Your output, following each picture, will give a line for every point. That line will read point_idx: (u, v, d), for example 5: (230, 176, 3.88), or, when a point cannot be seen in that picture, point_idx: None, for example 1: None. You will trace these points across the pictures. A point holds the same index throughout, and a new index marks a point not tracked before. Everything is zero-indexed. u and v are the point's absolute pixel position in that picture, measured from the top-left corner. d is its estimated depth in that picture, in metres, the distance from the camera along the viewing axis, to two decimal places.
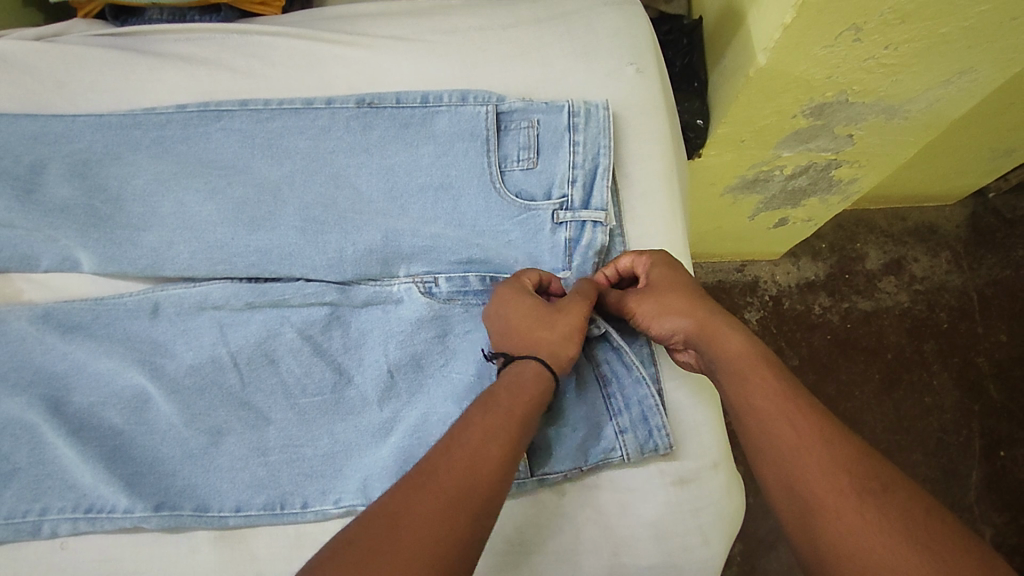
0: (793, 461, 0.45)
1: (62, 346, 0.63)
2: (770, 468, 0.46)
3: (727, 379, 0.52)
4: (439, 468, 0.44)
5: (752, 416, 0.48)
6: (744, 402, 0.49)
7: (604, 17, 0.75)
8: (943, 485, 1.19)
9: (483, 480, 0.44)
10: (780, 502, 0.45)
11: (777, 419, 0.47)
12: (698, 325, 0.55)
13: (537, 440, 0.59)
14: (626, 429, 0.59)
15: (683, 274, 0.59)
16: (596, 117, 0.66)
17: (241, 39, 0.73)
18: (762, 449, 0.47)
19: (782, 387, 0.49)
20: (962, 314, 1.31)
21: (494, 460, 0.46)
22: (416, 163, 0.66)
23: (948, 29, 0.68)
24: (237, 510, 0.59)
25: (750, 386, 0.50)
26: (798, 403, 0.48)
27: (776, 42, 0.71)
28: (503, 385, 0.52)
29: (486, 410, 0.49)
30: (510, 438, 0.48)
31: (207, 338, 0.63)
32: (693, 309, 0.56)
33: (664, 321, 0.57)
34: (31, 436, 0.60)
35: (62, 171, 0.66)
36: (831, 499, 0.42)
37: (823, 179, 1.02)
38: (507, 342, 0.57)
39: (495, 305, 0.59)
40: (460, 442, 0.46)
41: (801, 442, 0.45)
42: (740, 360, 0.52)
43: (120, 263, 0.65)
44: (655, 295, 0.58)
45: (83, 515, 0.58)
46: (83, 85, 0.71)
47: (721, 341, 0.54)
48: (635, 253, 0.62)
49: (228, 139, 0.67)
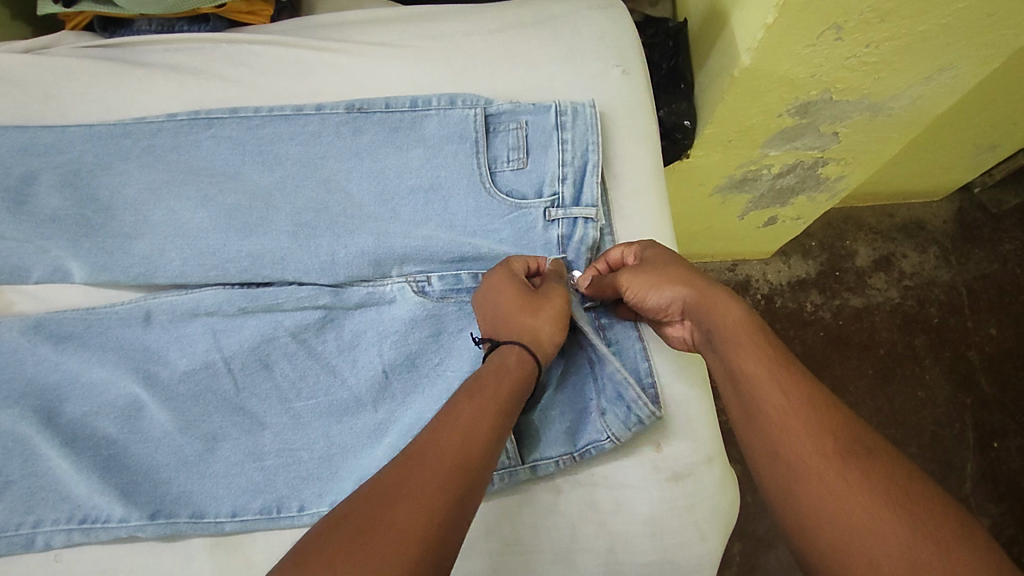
0: (780, 426, 0.45)
1: (54, 357, 0.63)
2: (757, 433, 0.46)
3: (729, 341, 0.51)
4: (430, 449, 0.46)
5: (743, 383, 0.49)
6: (735, 367, 0.50)
7: (589, 20, 0.76)
8: (937, 478, 1.20)
9: (469, 463, 0.46)
10: (766, 466, 0.45)
11: (767, 385, 0.47)
12: (697, 292, 0.55)
13: (524, 429, 0.60)
14: (607, 411, 0.59)
15: (674, 254, 0.60)
16: (583, 115, 0.67)
17: (230, 49, 0.74)
18: (753, 415, 0.47)
19: (774, 356, 0.49)
20: (951, 309, 1.32)
21: (479, 446, 0.47)
22: (405, 166, 0.67)
23: (926, 27, 0.70)
24: (234, 515, 0.59)
25: (748, 351, 0.50)
26: (790, 373, 0.48)
27: (758, 42, 0.73)
28: (487, 370, 0.54)
29: (473, 394, 0.51)
30: (496, 423, 0.50)
31: (200, 344, 0.63)
32: (691, 279, 0.57)
33: (662, 290, 0.57)
34: (23, 447, 0.60)
35: (52, 182, 0.66)
36: (814, 463, 0.42)
37: (810, 177, 1.03)
38: (489, 325, 0.58)
39: (482, 287, 0.60)
40: (450, 424, 0.48)
41: (789, 408, 0.45)
42: (735, 329, 0.52)
43: (111, 271, 0.65)
44: (653, 267, 0.58)
45: (78, 526, 0.58)
46: (74, 97, 0.71)
47: (721, 308, 0.54)
48: (625, 244, 0.63)
49: (219, 147, 0.68)
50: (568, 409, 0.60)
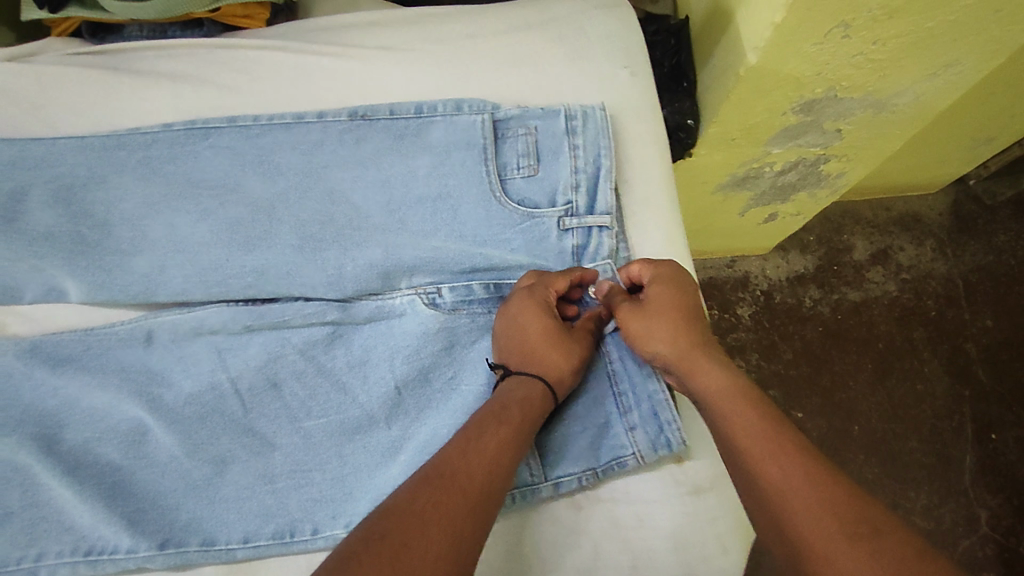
0: (785, 501, 0.44)
1: (52, 382, 0.60)
2: (761, 514, 0.45)
3: (714, 413, 0.52)
4: (460, 470, 0.47)
5: (743, 461, 0.48)
6: (732, 440, 0.49)
7: (596, 21, 0.74)
8: (938, 471, 1.20)
9: (495, 487, 0.47)
10: (775, 543, 0.43)
11: (766, 458, 0.46)
12: (683, 358, 0.56)
13: (544, 442, 0.59)
14: (636, 426, 0.58)
15: (679, 299, 0.59)
16: (594, 118, 0.65)
17: (226, 55, 0.71)
18: (755, 490, 0.46)
19: (771, 427, 0.48)
20: (949, 301, 1.32)
21: (503, 471, 0.48)
22: (412, 174, 0.65)
23: (934, 23, 0.69)
24: (245, 541, 0.57)
25: (739, 423, 0.49)
26: (788, 445, 0.47)
27: (766, 40, 0.71)
28: (514, 400, 0.54)
29: (500, 421, 0.52)
30: (519, 449, 0.51)
31: (205, 364, 0.61)
32: (680, 342, 0.56)
33: (651, 345, 0.57)
34: (22, 478, 0.57)
35: (44, 198, 0.64)
36: (823, 541, 0.41)
37: (812, 174, 1.03)
38: (517, 351, 0.58)
39: (514, 308, 0.59)
40: (477, 446, 0.49)
41: (788, 485, 0.44)
42: (729, 403, 0.51)
43: (111, 290, 0.62)
44: (649, 316, 0.58)
45: (82, 559, 0.56)
46: (64, 108, 0.69)
47: (705, 379, 0.54)
48: (647, 261, 0.62)
49: (218, 157, 0.65)
50: (591, 423, 0.59)
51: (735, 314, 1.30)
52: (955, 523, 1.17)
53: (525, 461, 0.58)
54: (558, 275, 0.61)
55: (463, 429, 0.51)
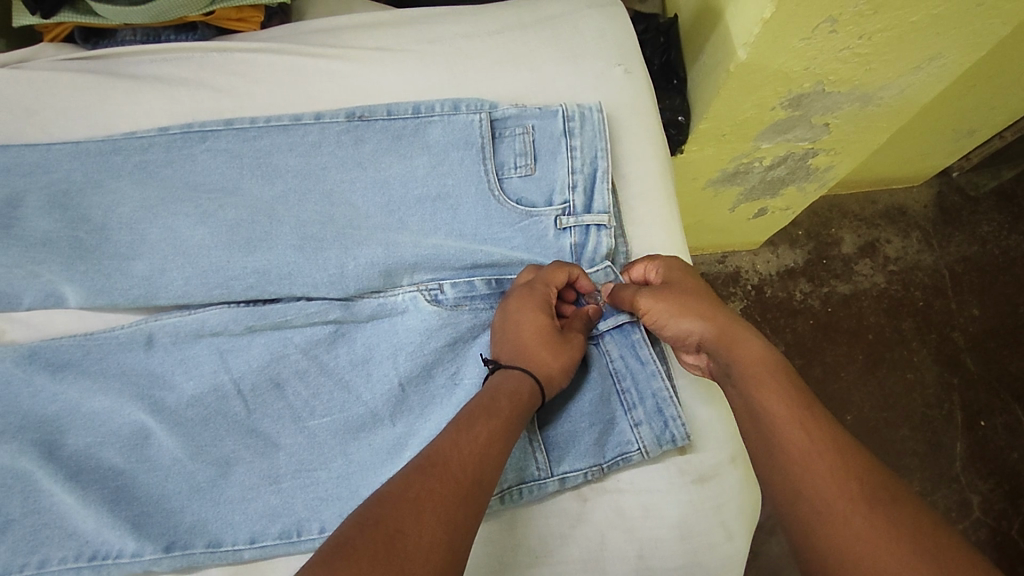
0: (802, 464, 0.46)
1: (52, 388, 0.60)
2: (779, 471, 0.47)
3: (750, 380, 0.52)
4: (452, 457, 0.47)
5: (765, 423, 0.49)
6: (757, 407, 0.50)
7: (589, 20, 0.75)
8: (930, 458, 1.22)
9: (485, 475, 0.48)
10: (786, 505, 0.45)
11: (788, 422, 0.48)
12: (718, 329, 0.57)
13: (551, 438, 0.59)
14: (641, 423, 0.59)
15: (698, 281, 0.61)
16: (591, 120, 0.66)
17: (221, 58, 0.71)
18: (776, 453, 0.47)
19: (796, 396, 0.50)
20: (936, 291, 1.35)
21: (493, 458, 0.49)
22: (410, 174, 0.65)
23: (918, 17, 0.70)
24: (253, 542, 0.57)
25: (770, 389, 0.51)
26: (811, 415, 0.48)
27: (755, 37, 0.72)
28: (505, 391, 0.54)
29: (491, 412, 0.51)
30: (509, 437, 0.51)
31: (207, 366, 0.61)
32: (712, 315, 0.57)
33: (684, 320, 0.58)
34: (23, 484, 0.57)
35: (40, 203, 0.63)
36: (838, 505, 0.43)
37: (801, 168, 1.04)
38: (509, 348, 0.58)
39: (512, 304, 0.60)
40: (468, 434, 0.49)
41: (810, 446, 0.46)
42: (758, 373, 0.52)
43: (110, 294, 0.62)
44: (676, 294, 0.59)
45: (87, 564, 0.56)
46: (58, 113, 0.68)
47: (742, 347, 0.55)
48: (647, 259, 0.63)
49: (215, 160, 0.65)
50: (596, 419, 0.60)
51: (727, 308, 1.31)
52: (947, 509, 1.19)
53: (532, 454, 0.58)
54: (556, 269, 0.61)
55: (454, 419, 0.51)
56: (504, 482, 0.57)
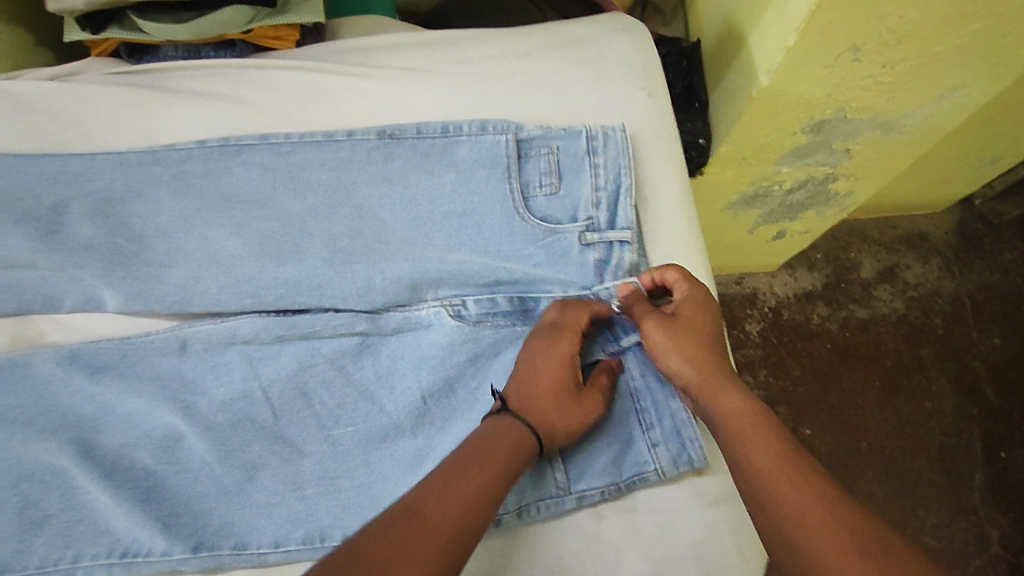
0: (796, 521, 0.45)
1: (89, 389, 0.62)
2: (774, 530, 0.46)
3: (732, 431, 0.53)
4: (437, 502, 0.48)
5: (755, 479, 0.49)
6: (747, 462, 0.50)
7: (615, 44, 0.77)
8: (948, 489, 1.21)
9: (471, 517, 0.48)
10: (786, 565, 0.45)
11: (777, 477, 0.48)
12: (703, 379, 0.57)
13: (570, 454, 0.61)
14: (658, 443, 0.60)
15: (707, 322, 0.60)
16: (614, 138, 0.67)
17: (258, 75, 0.74)
18: (767, 510, 0.47)
19: (784, 450, 0.50)
20: (956, 319, 1.34)
21: (480, 501, 0.50)
22: (438, 191, 0.67)
23: (941, 47, 0.71)
24: (277, 546, 0.58)
25: (756, 443, 0.51)
26: (801, 469, 0.48)
27: (778, 64, 0.74)
28: (505, 443, 0.54)
29: (481, 457, 0.52)
30: (498, 480, 0.52)
31: (238, 372, 0.63)
32: (703, 365, 0.57)
33: (676, 363, 0.58)
34: (60, 481, 0.59)
35: (83, 210, 0.66)
36: (836, 562, 0.42)
37: (820, 193, 1.05)
38: (522, 393, 0.58)
39: (537, 348, 0.60)
40: (453, 478, 0.50)
41: (803, 502, 0.46)
42: (745, 427, 0.52)
43: (147, 300, 0.64)
44: (677, 334, 0.59)
45: (118, 561, 0.57)
46: (102, 124, 0.71)
47: (722, 400, 0.55)
48: (682, 274, 0.62)
49: (250, 173, 0.68)
50: (614, 440, 0.61)
51: (744, 330, 1.31)
52: (966, 542, 1.17)
53: (551, 473, 0.60)
54: (584, 315, 0.61)
55: (444, 463, 0.52)
56: (523, 499, 0.59)
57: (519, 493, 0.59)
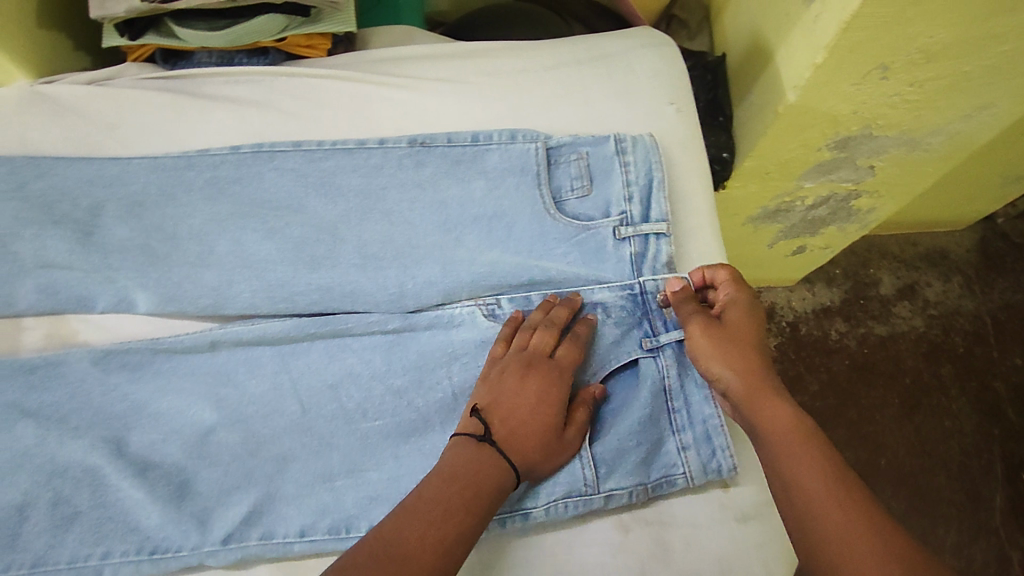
0: (838, 540, 0.44)
1: (121, 387, 0.63)
2: (814, 547, 0.45)
3: (775, 441, 0.52)
4: (403, 531, 0.49)
5: (797, 495, 0.48)
6: (789, 476, 0.49)
7: (643, 59, 0.77)
8: (968, 510, 1.19)
9: (438, 543, 0.48)
10: None
11: (820, 493, 0.47)
12: (746, 386, 0.56)
13: (602, 452, 0.59)
14: (688, 446, 0.60)
15: (756, 328, 0.60)
16: (643, 143, 0.68)
17: (290, 82, 0.75)
18: (809, 527, 0.46)
19: (828, 466, 0.48)
20: (977, 338, 1.32)
21: (448, 525, 0.50)
22: (468, 198, 0.68)
23: (970, 67, 0.71)
24: (302, 535, 0.59)
25: (800, 455, 0.49)
26: (845, 486, 0.47)
27: (806, 80, 0.74)
28: (481, 473, 0.54)
29: (451, 482, 0.52)
30: (468, 503, 0.51)
31: (269, 367, 0.64)
32: (748, 372, 0.57)
33: (719, 367, 0.58)
34: (91, 478, 0.59)
35: (118, 212, 0.67)
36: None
37: (842, 209, 1.04)
38: (501, 422, 0.57)
39: (517, 378, 0.59)
40: (421, 504, 0.51)
41: (847, 521, 0.44)
42: (787, 433, 0.51)
43: (180, 301, 0.65)
44: (722, 338, 0.59)
45: (146, 558, 0.58)
46: (137, 126, 0.72)
47: (766, 409, 0.54)
48: (731, 280, 0.63)
49: (282, 178, 0.69)
50: (645, 440, 0.60)
51: None
52: (987, 564, 1.16)
53: (580, 470, 0.59)
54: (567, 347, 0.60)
55: (417, 488, 0.53)
56: (552, 494, 0.58)
57: (550, 487, 0.58)
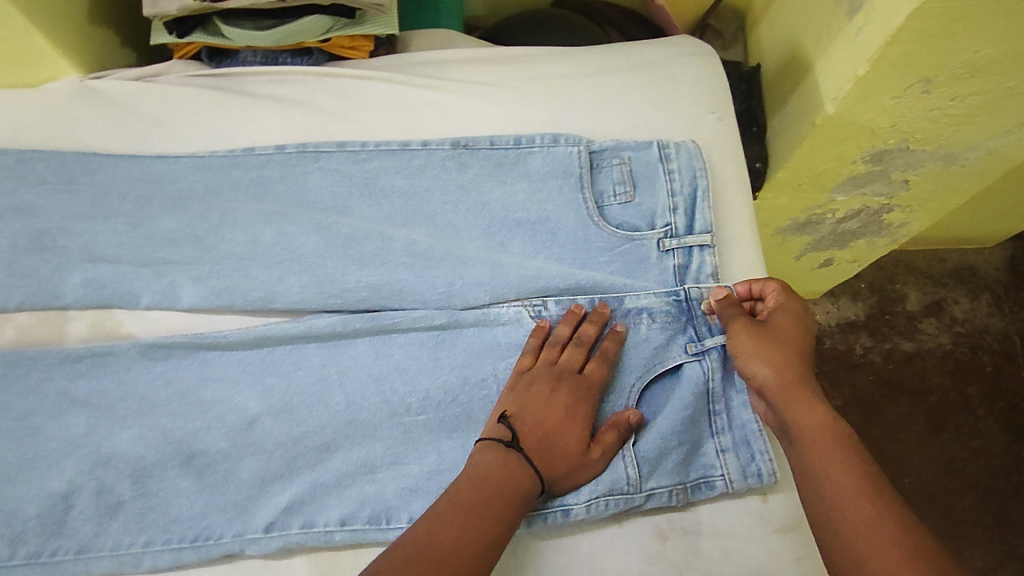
0: (866, 544, 0.45)
1: (165, 377, 0.63)
2: (841, 548, 0.46)
3: (809, 441, 0.52)
4: (433, 533, 0.49)
5: (828, 499, 0.49)
6: (822, 478, 0.50)
7: (683, 68, 0.77)
8: (995, 531, 1.17)
9: (466, 546, 0.49)
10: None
11: (852, 498, 0.48)
12: (783, 385, 0.56)
13: (644, 449, 0.59)
14: (727, 449, 0.61)
15: (801, 334, 0.60)
16: (686, 150, 0.69)
17: (333, 83, 0.76)
18: (837, 529, 0.47)
19: (862, 472, 0.49)
20: (1006, 358, 1.31)
21: (476, 529, 0.50)
22: (510, 200, 0.68)
23: (1014, 82, 0.70)
24: (342, 524, 0.59)
25: (835, 458, 0.50)
26: (879, 494, 0.47)
27: (846, 92, 0.73)
28: (509, 480, 0.54)
29: (480, 487, 0.53)
30: (496, 508, 0.52)
31: (316, 357, 0.64)
32: (788, 372, 0.57)
33: (758, 365, 0.58)
34: (134, 468, 0.60)
35: (164, 207, 0.68)
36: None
37: (873, 223, 1.03)
38: (529, 432, 0.57)
39: (546, 389, 0.59)
40: (450, 508, 0.51)
41: (877, 527, 0.45)
42: (822, 435, 0.52)
43: (230, 294, 0.65)
44: (766, 338, 0.59)
45: (189, 545, 0.59)
46: (184, 124, 0.73)
47: (802, 409, 0.54)
48: (782, 287, 0.62)
49: (326, 179, 0.70)
50: (685, 441, 0.60)
51: None
52: None
53: (623, 468, 0.59)
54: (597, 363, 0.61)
55: (448, 491, 0.53)
56: (596, 490, 0.58)
57: (592, 484, 0.58)
